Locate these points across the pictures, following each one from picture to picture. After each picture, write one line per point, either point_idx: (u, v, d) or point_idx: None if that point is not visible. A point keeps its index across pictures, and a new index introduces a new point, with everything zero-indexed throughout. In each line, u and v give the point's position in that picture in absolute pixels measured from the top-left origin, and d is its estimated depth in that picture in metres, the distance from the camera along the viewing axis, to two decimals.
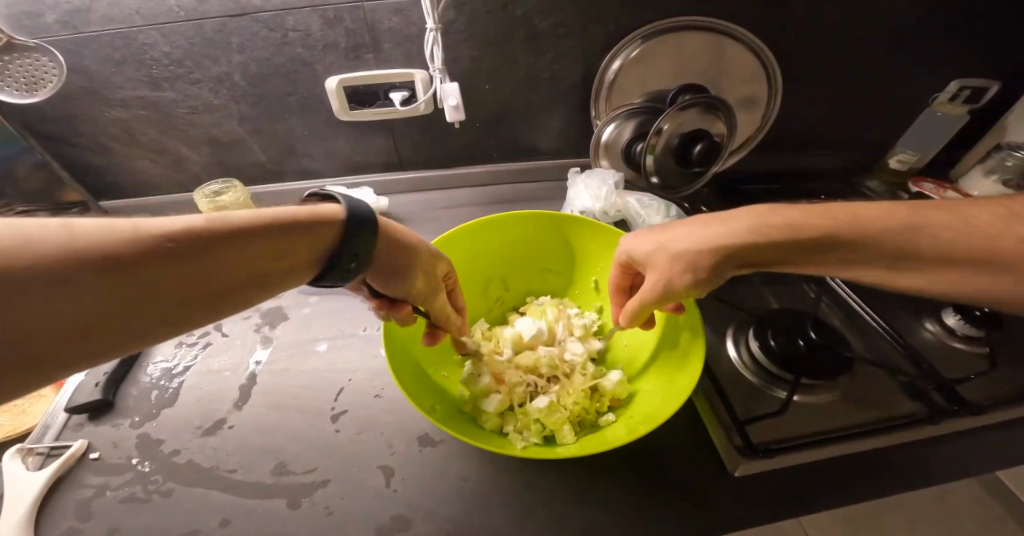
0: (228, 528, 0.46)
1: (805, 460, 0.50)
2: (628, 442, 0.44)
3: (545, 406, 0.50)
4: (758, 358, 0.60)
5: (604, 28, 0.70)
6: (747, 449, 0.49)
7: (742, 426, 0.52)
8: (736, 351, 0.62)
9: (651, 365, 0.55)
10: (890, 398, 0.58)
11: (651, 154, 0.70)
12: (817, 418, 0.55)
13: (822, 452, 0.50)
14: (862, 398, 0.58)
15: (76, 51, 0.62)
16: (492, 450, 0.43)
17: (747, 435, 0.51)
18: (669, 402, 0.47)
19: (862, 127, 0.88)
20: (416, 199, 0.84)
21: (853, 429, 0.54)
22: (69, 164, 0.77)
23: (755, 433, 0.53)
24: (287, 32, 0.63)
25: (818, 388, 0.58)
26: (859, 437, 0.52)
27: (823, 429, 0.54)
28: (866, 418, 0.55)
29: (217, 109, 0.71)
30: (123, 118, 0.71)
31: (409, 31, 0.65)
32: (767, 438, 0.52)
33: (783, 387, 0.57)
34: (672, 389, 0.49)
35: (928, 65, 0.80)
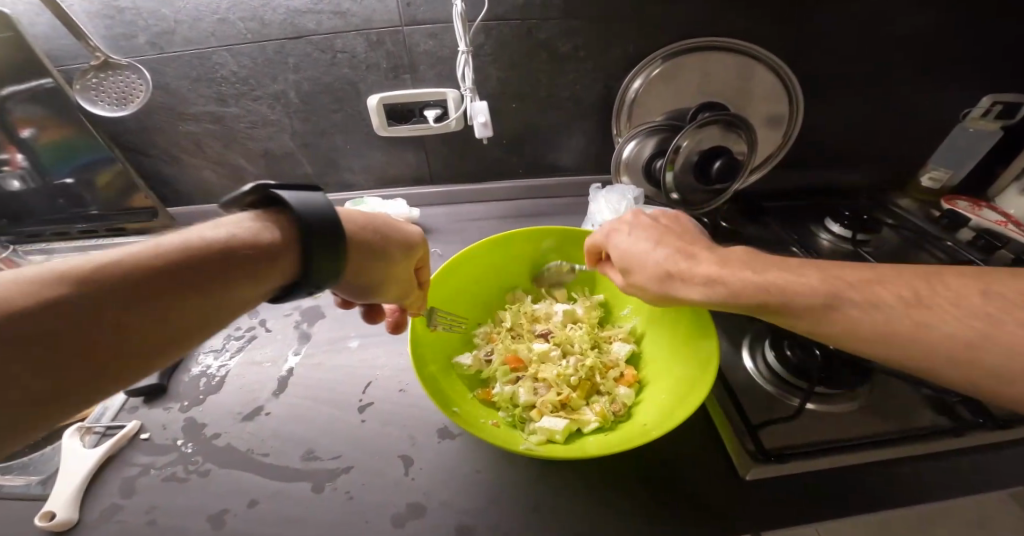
0: (257, 508, 0.49)
1: (823, 467, 0.48)
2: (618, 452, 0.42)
3: (548, 426, 0.49)
4: (776, 369, 0.57)
5: (626, 48, 0.74)
6: (759, 454, 0.48)
7: (754, 431, 0.50)
8: (753, 362, 0.59)
9: (665, 380, 0.53)
10: (910, 410, 0.54)
11: (671, 170, 0.72)
12: (834, 428, 0.52)
13: (837, 460, 0.48)
14: (883, 409, 0.54)
15: (160, 70, 0.71)
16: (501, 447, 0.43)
17: (759, 439, 0.49)
18: (669, 420, 0.45)
19: (889, 143, 0.87)
20: (445, 211, 0.88)
21: (873, 438, 0.50)
22: (146, 173, 0.86)
23: (769, 439, 0.51)
24: (336, 54, 0.70)
25: (838, 398, 0.55)
26: (880, 445, 0.49)
27: (843, 437, 0.51)
28: (887, 429, 0.52)
29: (272, 124, 0.79)
30: (193, 132, 0.80)
31: (442, 53, 0.71)
32: (780, 443, 0.50)
33: (799, 396, 0.55)
34: (677, 407, 0.46)
35: (957, 82, 0.79)
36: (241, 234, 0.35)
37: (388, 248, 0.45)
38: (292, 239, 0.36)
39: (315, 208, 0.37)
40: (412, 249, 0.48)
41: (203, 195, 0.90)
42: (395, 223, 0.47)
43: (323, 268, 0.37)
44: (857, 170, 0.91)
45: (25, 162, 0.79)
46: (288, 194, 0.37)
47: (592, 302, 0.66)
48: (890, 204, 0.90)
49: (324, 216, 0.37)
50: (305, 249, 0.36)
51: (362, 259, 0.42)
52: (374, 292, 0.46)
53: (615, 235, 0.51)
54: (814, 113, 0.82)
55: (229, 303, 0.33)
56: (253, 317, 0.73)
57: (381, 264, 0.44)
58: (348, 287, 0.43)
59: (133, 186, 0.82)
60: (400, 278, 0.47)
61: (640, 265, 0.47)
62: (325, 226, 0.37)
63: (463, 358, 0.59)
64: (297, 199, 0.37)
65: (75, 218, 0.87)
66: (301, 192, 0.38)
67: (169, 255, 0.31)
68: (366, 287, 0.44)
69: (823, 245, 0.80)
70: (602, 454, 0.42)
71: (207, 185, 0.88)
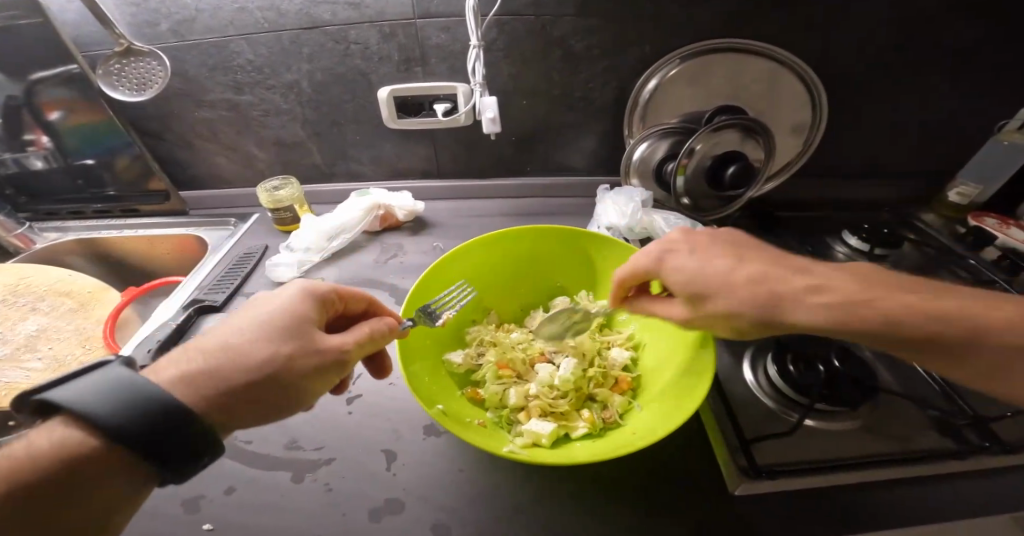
0: (233, 496, 0.47)
1: (817, 486, 0.44)
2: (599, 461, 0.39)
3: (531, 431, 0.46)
4: (779, 385, 0.53)
5: (641, 48, 0.72)
6: (751, 470, 0.44)
7: (748, 446, 0.47)
8: (753, 375, 0.55)
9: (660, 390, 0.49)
10: (913, 431, 0.50)
11: (682, 175, 0.70)
12: (835, 448, 0.48)
13: (834, 480, 0.44)
14: (887, 428, 0.50)
15: (180, 57, 0.73)
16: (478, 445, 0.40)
17: (752, 455, 0.46)
18: (654, 433, 0.41)
19: (916, 155, 0.83)
20: (450, 205, 0.87)
21: (875, 459, 0.46)
22: (163, 158, 0.88)
23: (762, 455, 0.47)
24: (349, 45, 0.70)
25: (841, 416, 0.50)
26: (877, 465, 0.45)
27: (844, 455, 0.47)
28: (889, 449, 0.48)
29: (284, 113, 0.79)
30: (208, 118, 0.81)
31: (454, 48, 0.70)
32: (774, 460, 0.46)
33: (799, 413, 0.50)
34: (666, 419, 0.43)
35: (990, 95, 0.75)
36: (53, 452, 0.29)
37: (270, 353, 0.36)
38: (105, 443, 0.29)
39: (121, 385, 0.31)
40: (307, 330, 0.39)
41: (215, 182, 0.91)
42: (271, 314, 0.39)
43: (198, 439, 0.31)
44: (881, 183, 0.87)
45: (49, 144, 0.82)
46: (61, 393, 0.29)
47: (594, 307, 0.62)
48: (913, 218, 0.86)
49: (131, 390, 0.30)
50: (142, 434, 0.29)
51: (241, 389, 0.34)
52: (298, 398, 0.37)
53: (670, 257, 0.44)
54: (835, 121, 0.80)
55: (101, 508, 0.29)
56: None
57: (275, 375, 0.36)
58: (262, 411, 0.35)
59: (149, 170, 0.84)
60: (313, 368, 0.38)
61: (723, 285, 0.39)
62: (144, 411, 0.30)
63: (455, 355, 0.56)
64: (81, 399, 0.29)
65: (94, 199, 0.89)
66: (77, 380, 0.31)
67: (7, 497, 0.28)
68: (284, 401, 0.36)
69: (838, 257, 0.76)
70: (589, 462, 0.39)
71: (220, 172, 0.89)
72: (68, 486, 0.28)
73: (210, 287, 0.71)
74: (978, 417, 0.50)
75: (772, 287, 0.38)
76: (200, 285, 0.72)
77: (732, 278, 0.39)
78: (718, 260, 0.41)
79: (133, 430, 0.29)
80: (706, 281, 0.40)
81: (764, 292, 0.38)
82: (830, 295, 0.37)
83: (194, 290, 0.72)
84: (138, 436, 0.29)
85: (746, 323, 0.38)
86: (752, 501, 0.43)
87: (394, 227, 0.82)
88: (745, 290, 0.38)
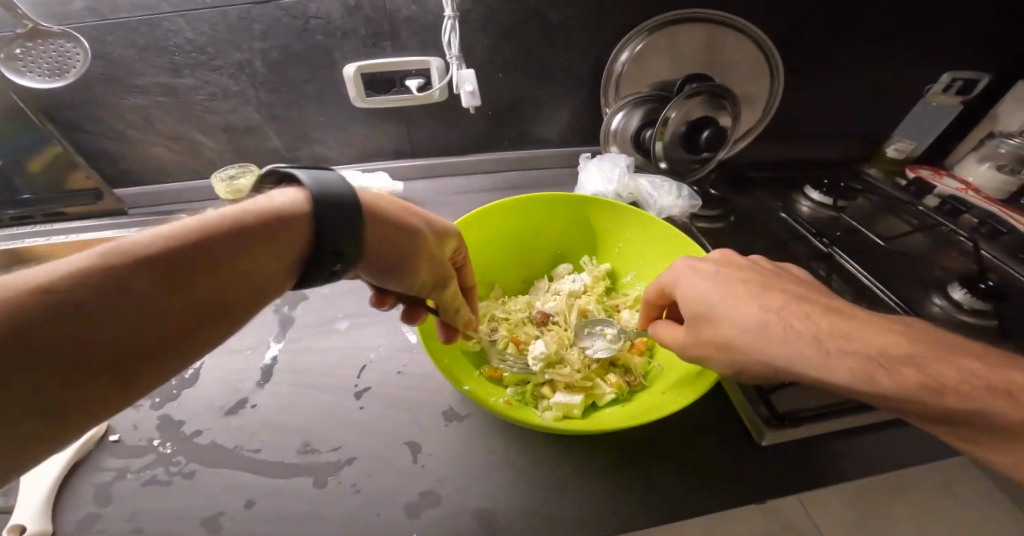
0: (253, 509, 0.46)
1: (837, 426, 0.49)
2: (632, 426, 0.42)
3: (561, 402, 0.48)
4: None
5: (616, 19, 0.72)
6: (774, 418, 0.49)
7: (767, 396, 0.51)
8: None
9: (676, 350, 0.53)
10: None
11: (660, 141, 0.72)
12: None
13: (847, 420, 0.49)
14: None
15: (101, 38, 0.63)
16: (518, 422, 0.42)
17: (773, 405, 0.50)
18: (684, 392, 0.45)
19: (864, 114, 0.90)
20: (429, 185, 0.84)
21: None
22: (87, 152, 0.77)
23: (782, 403, 0.52)
24: (308, 20, 0.64)
25: None
26: (882, 404, 0.51)
27: (851, 397, 0.53)
28: None
29: (234, 96, 0.72)
30: (141, 105, 0.71)
31: (426, 20, 0.66)
32: (792, 406, 0.51)
33: None
34: (692, 379, 0.46)
35: (925, 58, 0.82)
36: (256, 203, 0.31)
37: (419, 230, 0.40)
38: (307, 205, 0.32)
39: (331, 189, 0.33)
40: (444, 237, 0.44)
41: (156, 175, 0.81)
42: (429, 213, 0.43)
43: (342, 245, 0.33)
44: (831, 143, 0.94)
45: None
46: (301, 173, 0.34)
47: (598, 272, 0.64)
48: (861, 172, 0.94)
49: (336, 194, 0.33)
50: (314, 226, 0.32)
51: (387, 235, 0.37)
52: (408, 271, 0.40)
53: (685, 274, 0.43)
54: (794, 85, 0.84)
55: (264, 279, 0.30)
56: None
57: (413, 243, 0.39)
58: (381, 266, 0.38)
59: (72, 165, 0.73)
60: (433, 259, 0.42)
61: (727, 316, 0.38)
62: (340, 200, 0.33)
63: None
64: (313, 175, 0.34)
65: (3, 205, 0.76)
66: (317, 170, 0.35)
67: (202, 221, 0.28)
68: (398, 265, 0.39)
69: (804, 211, 0.83)
70: (625, 428, 0.42)
71: (161, 164, 0.80)
72: (233, 250, 0.29)
73: None
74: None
75: (770, 327, 0.36)
76: None
77: (746, 317, 0.37)
78: (737, 286, 0.39)
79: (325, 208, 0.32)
80: (705, 315, 0.39)
81: (762, 332, 0.36)
82: (838, 356, 0.33)
83: None
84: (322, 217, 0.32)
85: (735, 364, 0.37)
86: (772, 444, 0.49)
87: None
88: (746, 331, 0.36)
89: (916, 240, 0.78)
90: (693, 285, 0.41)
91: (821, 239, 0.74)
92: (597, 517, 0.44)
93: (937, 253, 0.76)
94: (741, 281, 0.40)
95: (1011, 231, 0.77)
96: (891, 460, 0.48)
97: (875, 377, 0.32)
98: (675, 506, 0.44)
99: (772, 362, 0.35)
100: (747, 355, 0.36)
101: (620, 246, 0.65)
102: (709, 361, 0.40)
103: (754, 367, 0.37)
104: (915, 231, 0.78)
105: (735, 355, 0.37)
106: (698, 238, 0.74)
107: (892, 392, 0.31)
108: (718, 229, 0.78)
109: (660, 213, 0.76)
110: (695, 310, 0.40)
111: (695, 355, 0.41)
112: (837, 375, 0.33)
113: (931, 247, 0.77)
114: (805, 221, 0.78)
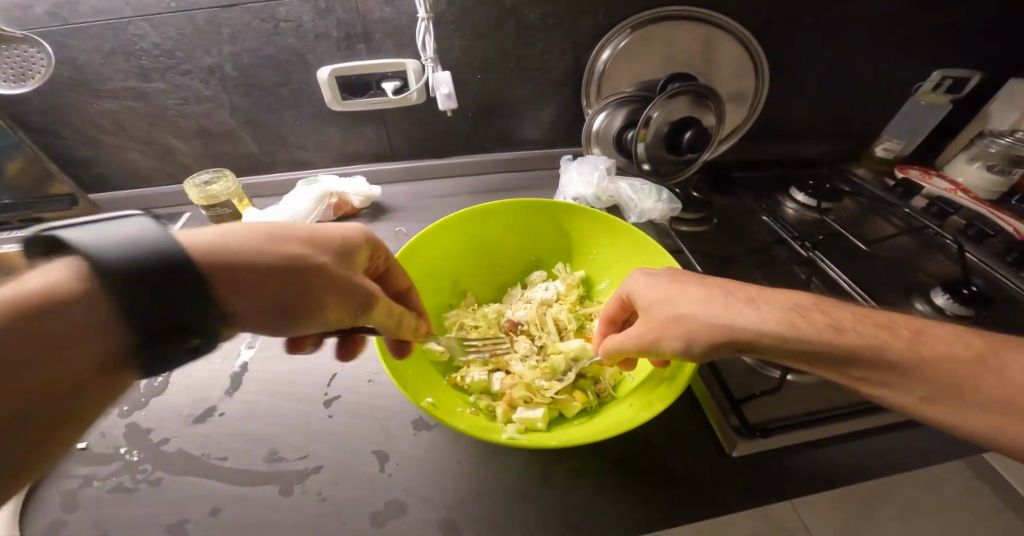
0: (219, 517, 0.45)
1: (807, 438, 0.49)
2: (594, 441, 0.41)
3: (526, 415, 0.47)
4: None
5: (591, 20, 0.71)
6: (744, 430, 0.48)
7: (739, 406, 0.51)
8: None
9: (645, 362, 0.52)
10: None
11: (641, 142, 0.70)
12: (814, 399, 0.53)
13: (817, 432, 0.49)
14: None
15: (67, 43, 0.63)
16: (478, 437, 0.41)
17: (744, 415, 0.50)
18: (648, 406, 0.44)
19: (850, 114, 0.88)
20: (409, 188, 0.84)
21: (851, 408, 0.52)
22: (61, 157, 0.76)
23: (753, 413, 0.51)
24: (278, 23, 0.63)
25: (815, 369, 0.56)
26: (856, 415, 0.50)
27: (825, 407, 0.52)
28: (861, 397, 0.53)
29: (207, 99, 0.71)
30: (112, 110, 0.71)
31: (400, 22, 0.65)
32: (763, 417, 0.51)
33: (780, 368, 0.55)
34: (658, 392, 0.46)
35: (911, 56, 0.81)
36: (41, 284, 0.26)
37: (301, 256, 0.36)
38: (94, 280, 0.26)
39: (151, 240, 0.28)
40: (349, 257, 0.41)
41: (133, 179, 0.81)
42: (320, 233, 0.40)
43: (201, 310, 0.29)
44: (818, 144, 0.93)
45: None
46: (76, 234, 0.27)
47: (572, 279, 0.63)
48: (849, 173, 0.93)
49: (149, 246, 0.27)
50: (143, 288, 0.27)
51: (252, 279, 0.33)
52: (303, 311, 0.36)
53: (634, 273, 0.47)
54: (777, 85, 0.82)
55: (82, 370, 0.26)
56: None
57: (298, 279, 0.36)
58: (263, 314, 0.34)
59: (47, 174, 0.74)
60: (338, 286, 0.38)
61: (679, 295, 0.41)
62: (159, 261, 0.27)
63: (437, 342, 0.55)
64: (96, 233, 0.27)
65: None
66: (110, 222, 0.28)
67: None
68: (285, 308, 0.35)
69: (788, 213, 0.82)
70: (586, 443, 0.42)
71: (138, 168, 0.80)
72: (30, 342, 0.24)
73: None
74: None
75: (722, 297, 0.40)
76: None
77: (694, 294, 0.41)
78: (680, 276, 0.44)
79: (130, 279, 0.26)
80: (661, 298, 0.42)
81: (712, 301, 0.40)
82: (777, 316, 0.38)
83: None
84: (134, 287, 0.27)
85: (691, 335, 0.39)
86: (743, 455, 0.48)
87: (350, 215, 0.77)
88: (698, 303, 0.40)
89: (903, 242, 0.77)
90: (642, 278, 0.45)
91: (804, 243, 0.72)
92: (562, 529, 0.43)
93: (924, 256, 0.74)
94: (684, 273, 0.44)
95: (999, 232, 0.76)
96: (866, 471, 0.47)
97: (839, 330, 0.37)
98: (642, 519, 0.44)
99: (736, 327, 0.38)
100: (700, 324, 0.39)
101: (595, 252, 0.64)
102: (667, 340, 0.41)
103: (718, 339, 0.38)
104: (903, 233, 0.77)
105: (692, 326, 0.39)
106: (676, 242, 0.73)
107: (820, 338, 0.36)
108: (700, 232, 0.77)
109: (640, 216, 0.75)
110: (650, 299, 0.43)
111: (652, 336, 0.42)
112: (787, 332, 0.37)
113: (918, 249, 0.76)
114: (788, 224, 0.77)
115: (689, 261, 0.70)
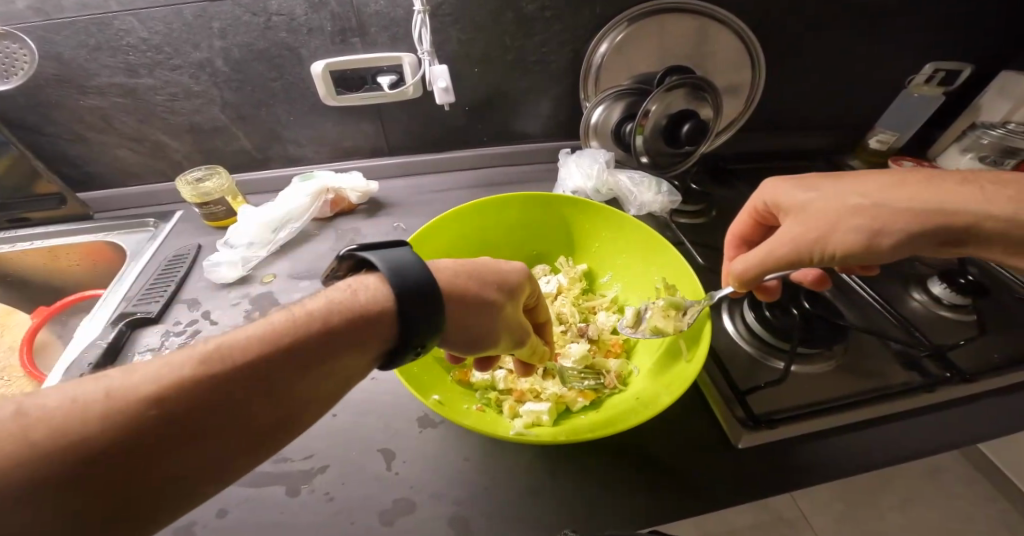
0: (226, 519, 0.45)
1: (810, 429, 0.50)
2: (602, 436, 0.42)
3: (534, 409, 0.48)
4: (756, 332, 0.59)
5: (589, 12, 0.70)
6: (749, 421, 0.49)
7: (742, 397, 0.52)
8: (733, 325, 0.61)
9: (651, 356, 0.53)
10: (882, 368, 0.57)
11: (641, 135, 0.70)
12: (816, 389, 0.54)
13: (820, 422, 0.50)
14: (857, 367, 0.57)
15: (50, 38, 0.61)
16: (488, 434, 0.41)
17: (748, 406, 0.51)
18: (658, 399, 0.44)
19: (846, 105, 0.89)
20: (407, 183, 0.83)
21: (851, 398, 0.53)
22: (47, 156, 0.74)
23: (755, 404, 0.52)
24: (271, 17, 0.62)
25: (815, 359, 0.57)
26: (856, 405, 0.51)
27: (826, 398, 0.53)
28: (861, 388, 0.54)
29: (198, 95, 0.70)
30: (99, 107, 0.69)
31: (395, 14, 0.64)
32: (767, 408, 0.52)
33: (780, 358, 0.56)
34: (665, 385, 0.46)
35: (908, 46, 0.81)
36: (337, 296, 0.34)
37: (489, 298, 0.40)
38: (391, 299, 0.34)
39: (399, 265, 0.35)
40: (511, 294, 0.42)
41: (121, 177, 0.79)
42: (490, 268, 0.42)
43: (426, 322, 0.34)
44: (815, 134, 0.93)
45: None
46: (375, 256, 0.36)
47: (575, 272, 0.64)
48: (844, 163, 0.94)
49: (415, 273, 0.35)
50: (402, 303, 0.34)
51: (454, 311, 0.38)
52: (488, 342, 0.41)
53: (781, 186, 0.47)
54: (773, 77, 0.83)
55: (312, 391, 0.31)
56: (194, 309, 0.61)
57: (486, 313, 0.40)
58: (461, 339, 0.39)
59: (33, 170, 0.70)
60: (508, 324, 0.42)
61: (848, 190, 0.41)
62: (422, 289, 0.34)
63: None
64: (385, 262, 0.35)
65: None
66: (386, 252, 0.36)
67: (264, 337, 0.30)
68: (474, 335, 0.40)
69: None
70: (596, 438, 0.42)
71: (126, 166, 0.78)
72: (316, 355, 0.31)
73: (139, 296, 0.62)
74: (936, 347, 0.57)
75: (934, 186, 0.38)
76: (128, 296, 0.63)
77: (863, 193, 0.40)
78: (841, 179, 0.43)
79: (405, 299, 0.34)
80: (826, 198, 0.42)
81: (923, 191, 0.38)
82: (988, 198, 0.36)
83: (120, 302, 0.62)
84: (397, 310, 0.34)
85: (876, 223, 0.39)
86: (748, 446, 0.48)
87: (348, 211, 0.76)
88: (891, 196, 0.39)
89: None
90: (795, 189, 0.45)
91: None
92: (571, 521, 0.44)
93: None
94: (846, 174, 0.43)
95: None
96: (865, 459, 0.49)
97: None
98: (647, 512, 0.44)
99: (945, 209, 0.37)
100: (894, 213, 0.38)
101: (598, 246, 0.65)
102: (846, 236, 0.40)
103: (919, 227, 0.37)
104: None
105: (882, 218, 0.38)
106: (677, 234, 0.74)
107: None
108: (700, 223, 0.78)
109: (639, 209, 0.76)
110: (810, 202, 0.43)
111: (827, 233, 0.41)
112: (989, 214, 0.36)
113: None
114: None
115: (689, 252, 0.71)
